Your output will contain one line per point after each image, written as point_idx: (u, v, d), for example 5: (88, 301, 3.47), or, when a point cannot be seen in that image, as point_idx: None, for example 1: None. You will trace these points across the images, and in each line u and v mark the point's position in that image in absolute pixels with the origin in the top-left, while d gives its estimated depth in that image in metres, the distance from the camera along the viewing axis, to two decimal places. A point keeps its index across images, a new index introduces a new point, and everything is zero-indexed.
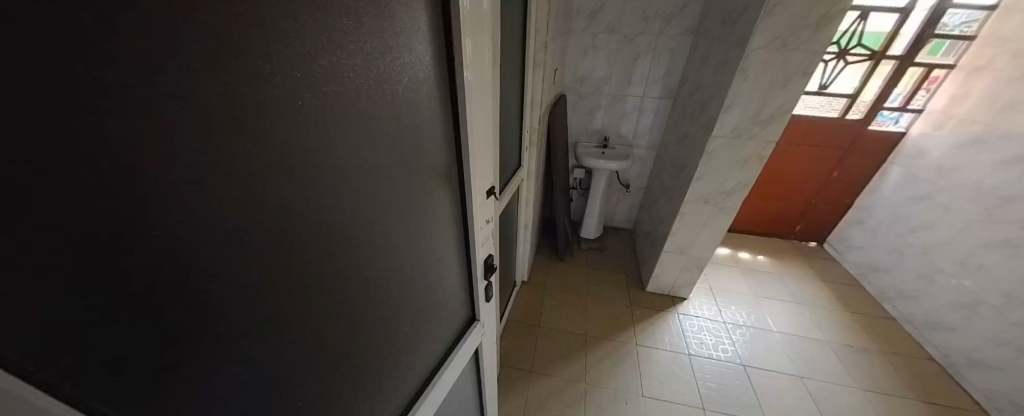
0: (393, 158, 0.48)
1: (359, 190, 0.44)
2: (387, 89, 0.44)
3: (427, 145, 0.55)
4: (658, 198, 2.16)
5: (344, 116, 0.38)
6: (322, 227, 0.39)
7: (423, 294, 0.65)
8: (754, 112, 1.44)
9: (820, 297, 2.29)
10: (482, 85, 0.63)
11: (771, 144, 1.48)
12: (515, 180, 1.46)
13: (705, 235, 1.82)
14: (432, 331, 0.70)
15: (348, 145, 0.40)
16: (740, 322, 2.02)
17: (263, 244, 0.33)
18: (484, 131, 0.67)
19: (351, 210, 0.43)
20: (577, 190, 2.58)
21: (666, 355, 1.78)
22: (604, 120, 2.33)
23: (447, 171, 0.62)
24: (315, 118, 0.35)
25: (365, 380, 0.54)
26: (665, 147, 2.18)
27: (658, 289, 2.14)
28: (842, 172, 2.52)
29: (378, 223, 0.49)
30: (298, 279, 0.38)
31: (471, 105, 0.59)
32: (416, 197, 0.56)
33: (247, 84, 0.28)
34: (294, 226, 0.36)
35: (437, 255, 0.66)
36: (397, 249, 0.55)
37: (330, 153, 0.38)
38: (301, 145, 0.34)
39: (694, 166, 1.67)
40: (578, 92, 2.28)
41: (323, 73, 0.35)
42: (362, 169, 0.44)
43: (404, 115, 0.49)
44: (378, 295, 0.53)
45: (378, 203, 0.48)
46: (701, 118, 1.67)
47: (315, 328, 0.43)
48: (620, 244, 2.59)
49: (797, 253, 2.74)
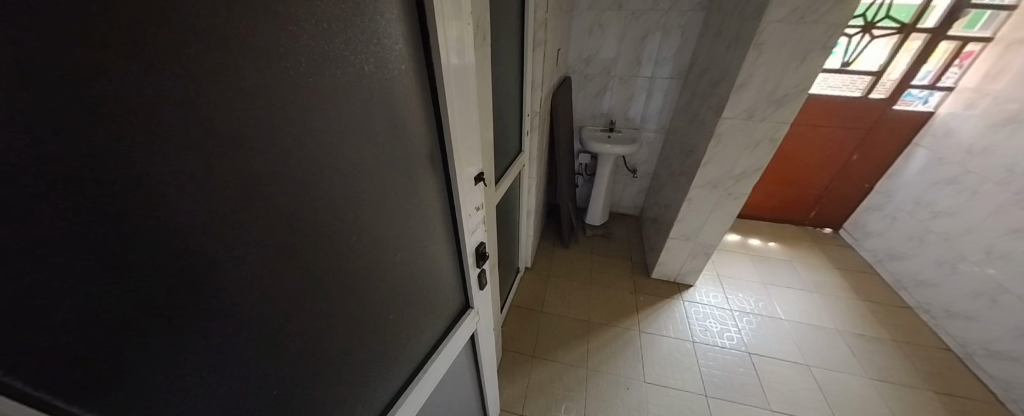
0: (369, 148, 0.46)
1: (334, 178, 0.42)
2: (358, 72, 0.41)
3: (407, 133, 0.53)
4: (666, 183, 2.10)
5: (311, 100, 0.36)
6: (296, 217, 0.38)
7: (410, 284, 0.63)
8: (767, 92, 1.37)
9: (833, 285, 2.23)
10: (466, 67, 0.60)
11: (786, 125, 1.41)
12: (515, 165, 1.42)
13: (714, 221, 1.76)
14: (421, 320, 0.70)
15: (318, 130, 0.38)
16: (747, 310, 1.99)
17: (228, 237, 0.32)
18: (470, 116, 0.65)
19: (326, 199, 0.42)
20: (582, 176, 2.52)
21: (669, 342, 1.77)
22: (611, 103, 2.26)
23: (432, 157, 0.60)
24: (277, 102, 0.33)
25: (352, 370, 0.55)
26: (673, 131, 2.10)
27: (664, 275, 2.10)
28: (862, 155, 2.40)
29: (357, 211, 0.47)
30: (272, 271, 0.37)
31: (452, 88, 0.56)
32: (397, 187, 0.54)
33: (198, 70, 0.26)
34: (262, 218, 0.34)
35: (423, 244, 0.65)
36: (380, 238, 0.53)
37: (299, 138, 0.36)
38: (263, 133, 0.32)
39: (702, 149, 1.60)
40: (584, 74, 2.20)
41: (281, 61, 0.32)
42: (337, 157, 0.41)
43: (380, 99, 0.46)
44: (360, 286, 0.52)
45: (357, 190, 0.46)
46: (711, 99, 1.59)
47: (294, 321, 0.42)
48: (626, 230, 2.55)
49: (810, 240, 2.65)
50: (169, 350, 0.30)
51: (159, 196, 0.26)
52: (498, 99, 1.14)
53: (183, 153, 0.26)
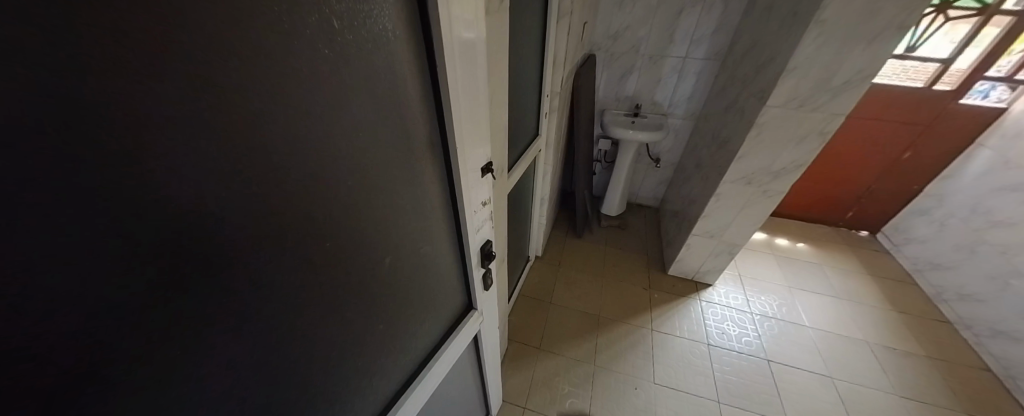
0: (360, 140, 0.38)
1: (313, 178, 0.33)
2: (341, 40, 0.32)
3: (405, 119, 0.44)
4: (691, 175, 1.95)
5: (274, 77, 0.27)
6: (264, 231, 0.29)
7: (406, 289, 0.56)
8: (822, 77, 1.19)
9: (866, 292, 2.07)
10: (476, 39, 0.50)
11: (840, 117, 1.24)
12: (531, 151, 1.31)
13: (742, 219, 1.62)
14: (419, 326, 0.63)
15: (288, 119, 0.29)
16: (768, 314, 1.87)
17: (168, 266, 0.23)
18: (480, 100, 0.55)
19: (312, 206, 0.34)
20: (601, 163, 2.38)
21: (683, 342, 1.69)
22: (638, 85, 2.08)
23: (433, 148, 0.51)
24: (227, 79, 0.24)
25: (340, 387, 0.48)
26: (705, 118, 1.92)
27: (681, 272, 1.99)
28: (915, 154, 2.17)
29: (344, 215, 0.39)
30: (236, 299, 0.29)
31: (459, 64, 0.47)
32: (394, 183, 0.46)
33: (94, 26, 0.17)
34: (216, 235, 0.26)
35: (423, 244, 0.57)
36: (372, 244, 0.45)
37: (261, 130, 0.27)
38: (208, 123, 0.23)
39: (738, 141, 1.45)
40: (610, 52, 2.02)
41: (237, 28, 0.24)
42: (317, 152, 0.32)
43: (370, 76, 0.37)
44: (353, 297, 0.45)
45: (342, 192, 0.37)
46: (753, 84, 1.42)
47: (270, 350, 0.34)
48: (643, 221, 2.42)
49: (844, 242, 2.47)
50: (91, 412, 0.23)
51: (48, 224, 0.17)
52: (515, 77, 1.02)
53: (110, 155, 0.19)
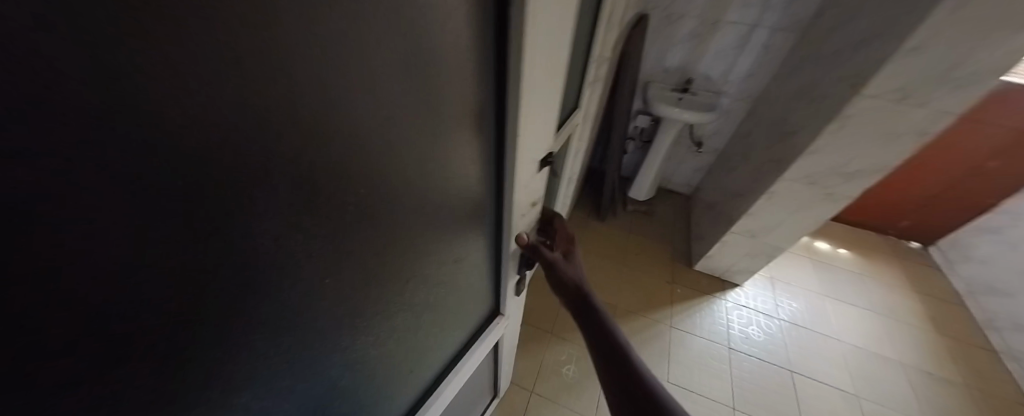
0: (398, 133, 0.30)
1: (335, 177, 0.26)
2: (378, 8, 0.23)
3: (455, 107, 0.35)
4: (738, 166, 1.74)
5: (280, 60, 0.19)
6: (262, 258, 0.23)
7: (436, 293, 0.50)
8: (941, 63, 0.95)
9: (906, 309, 1.92)
10: (563, 22, 0.38)
11: (950, 117, 1.01)
12: (569, 125, 1.14)
13: (792, 222, 1.44)
14: (448, 328, 0.58)
15: (299, 119, 0.21)
16: (797, 323, 1.75)
17: (136, 314, 0.18)
18: (551, 98, 0.45)
19: (333, 213, 0.27)
20: (635, 141, 2.16)
21: (703, 343, 1.60)
22: (693, 56, 1.81)
23: (481, 146, 0.42)
24: (218, 72, 0.16)
25: (354, 401, 0.44)
26: (767, 101, 1.66)
27: (708, 269, 1.86)
28: (1000, 164, 1.91)
29: (362, 228, 0.31)
30: (226, 334, 0.24)
31: (538, 53, 0.36)
32: (434, 183, 0.38)
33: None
34: (201, 270, 0.20)
35: (459, 246, 0.50)
36: (397, 256, 0.38)
37: (262, 138, 0.19)
38: (190, 135, 0.16)
39: (808, 135, 1.23)
40: (667, 12, 1.72)
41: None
42: (333, 157, 0.25)
43: (412, 59, 0.27)
44: (376, 307, 0.39)
45: (362, 202, 0.30)
46: (841, 67, 1.17)
47: (269, 376, 0.30)
48: (672, 209, 2.25)
49: (890, 252, 2.26)
50: None
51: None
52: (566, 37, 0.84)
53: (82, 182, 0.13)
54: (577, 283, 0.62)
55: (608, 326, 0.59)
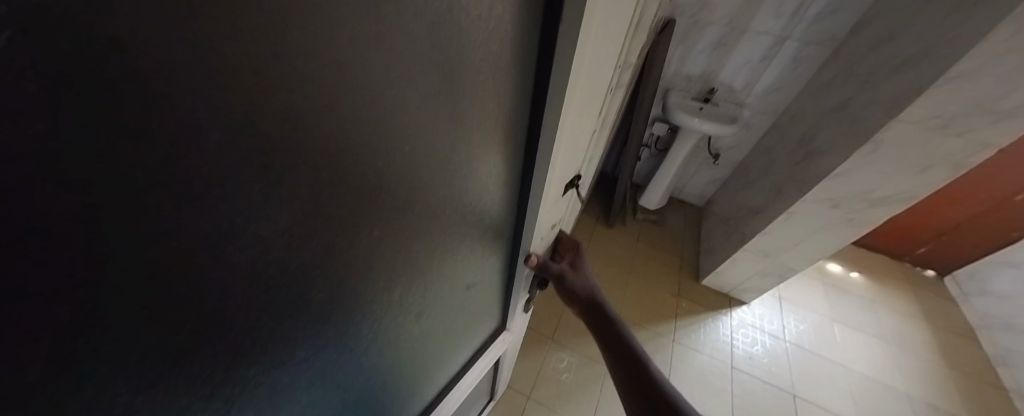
0: (432, 174, 0.30)
1: (371, 221, 0.27)
2: (425, 68, 0.23)
3: (489, 146, 0.35)
4: (756, 182, 1.69)
5: (325, 128, 0.19)
6: (291, 287, 0.23)
7: (452, 313, 0.51)
8: (990, 92, 0.89)
9: (917, 339, 1.87)
10: (607, 45, 0.36)
11: (989, 150, 0.95)
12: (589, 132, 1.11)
13: (808, 244, 1.39)
14: (458, 344, 0.59)
15: (335, 147, 0.20)
16: (804, 346, 1.71)
17: (159, 347, 0.17)
18: (583, 120, 0.43)
19: (364, 253, 0.28)
20: (650, 149, 2.12)
21: (705, 360, 1.57)
22: (718, 65, 1.74)
23: (507, 174, 0.42)
24: (272, 147, 0.17)
25: None
26: (791, 117, 1.60)
27: (717, 284, 1.82)
28: None
29: (382, 253, 0.30)
30: (246, 365, 0.23)
31: (582, 79, 0.34)
32: (461, 215, 0.38)
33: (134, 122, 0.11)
34: (230, 304, 0.19)
35: (477, 270, 0.50)
36: (416, 277, 0.37)
37: (304, 195, 0.20)
38: (243, 204, 0.17)
39: (834, 157, 1.18)
40: (694, 18, 1.65)
41: (313, 81, 0.16)
42: (370, 204, 0.25)
43: (454, 85, 0.26)
44: (394, 332, 0.40)
45: (388, 227, 0.29)
46: (877, 89, 1.11)
47: (294, 404, 0.30)
48: (682, 220, 2.20)
49: (904, 280, 2.20)
50: None
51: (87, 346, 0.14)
52: None
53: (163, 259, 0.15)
54: (589, 292, 0.63)
55: (626, 335, 0.59)
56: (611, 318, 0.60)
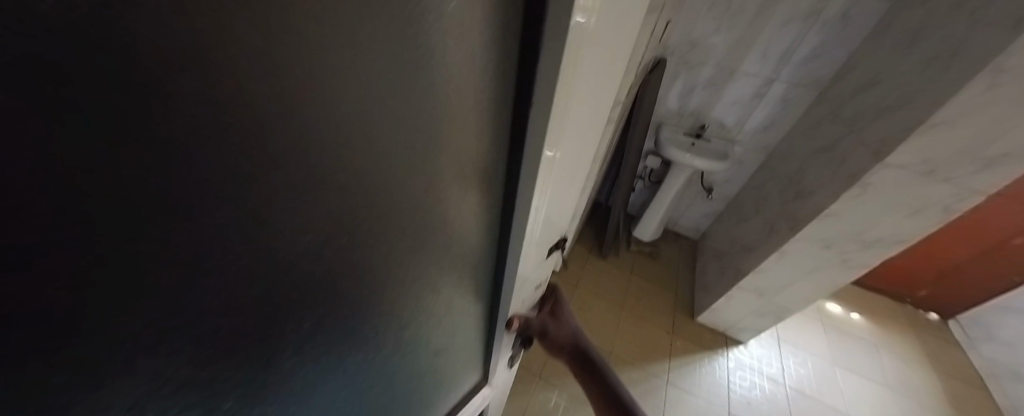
0: (391, 256, 0.29)
1: (320, 314, 0.25)
2: (377, 168, 0.22)
3: (459, 218, 0.34)
4: (749, 218, 1.67)
5: (254, 248, 0.17)
6: (253, 334, 0.21)
7: (422, 372, 0.49)
8: (972, 139, 0.89)
9: (923, 388, 1.78)
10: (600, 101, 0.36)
11: (976, 196, 0.95)
12: None
13: (803, 284, 1.36)
14: (431, 401, 0.55)
15: (313, 198, 0.19)
16: (804, 392, 1.62)
17: None
18: (576, 170, 0.42)
19: (311, 343, 0.26)
20: (644, 181, 2.12)
21: (700, 405, 1.49)
22: (709, 102, 1.78)
23: (482, 239, 0.40)
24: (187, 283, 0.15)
25: None
26: (782, 156, 1.62)
27: (712, 322, 1.76)
28: None
29: (333, 333, 0.28)
30: None
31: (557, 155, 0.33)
32: (427, 284, 0.36)
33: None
34: (159, 388, 0.17)
35: (449, 328, 0.48)
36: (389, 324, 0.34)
37: (235, 311, 0.18)
38: (153, 339, 0.15)
39: (823, 198, 1.17)
40: (684, 59, 1.70)
41: (232, 213, 0.15)
42: (317, 298, 0.24)
43: (416, 167, 0.25)
44: (353, 403, 0.37)
45: (344, 301, 0.27)
46: (861, 132, 1.13)
47: None
48: (677, 253, 2.17)
49: (908, 323, 2.13)
50: None
51: None
52: None
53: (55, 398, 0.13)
54: (572, 340, 0.59)
55: (615, 387, 0.55)
56: (603, 367, 0.56)
